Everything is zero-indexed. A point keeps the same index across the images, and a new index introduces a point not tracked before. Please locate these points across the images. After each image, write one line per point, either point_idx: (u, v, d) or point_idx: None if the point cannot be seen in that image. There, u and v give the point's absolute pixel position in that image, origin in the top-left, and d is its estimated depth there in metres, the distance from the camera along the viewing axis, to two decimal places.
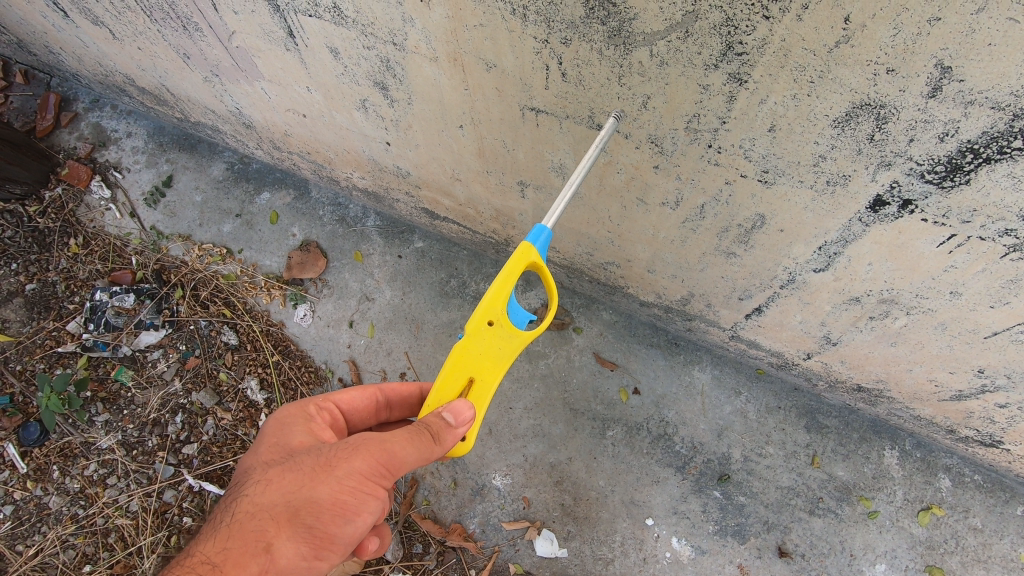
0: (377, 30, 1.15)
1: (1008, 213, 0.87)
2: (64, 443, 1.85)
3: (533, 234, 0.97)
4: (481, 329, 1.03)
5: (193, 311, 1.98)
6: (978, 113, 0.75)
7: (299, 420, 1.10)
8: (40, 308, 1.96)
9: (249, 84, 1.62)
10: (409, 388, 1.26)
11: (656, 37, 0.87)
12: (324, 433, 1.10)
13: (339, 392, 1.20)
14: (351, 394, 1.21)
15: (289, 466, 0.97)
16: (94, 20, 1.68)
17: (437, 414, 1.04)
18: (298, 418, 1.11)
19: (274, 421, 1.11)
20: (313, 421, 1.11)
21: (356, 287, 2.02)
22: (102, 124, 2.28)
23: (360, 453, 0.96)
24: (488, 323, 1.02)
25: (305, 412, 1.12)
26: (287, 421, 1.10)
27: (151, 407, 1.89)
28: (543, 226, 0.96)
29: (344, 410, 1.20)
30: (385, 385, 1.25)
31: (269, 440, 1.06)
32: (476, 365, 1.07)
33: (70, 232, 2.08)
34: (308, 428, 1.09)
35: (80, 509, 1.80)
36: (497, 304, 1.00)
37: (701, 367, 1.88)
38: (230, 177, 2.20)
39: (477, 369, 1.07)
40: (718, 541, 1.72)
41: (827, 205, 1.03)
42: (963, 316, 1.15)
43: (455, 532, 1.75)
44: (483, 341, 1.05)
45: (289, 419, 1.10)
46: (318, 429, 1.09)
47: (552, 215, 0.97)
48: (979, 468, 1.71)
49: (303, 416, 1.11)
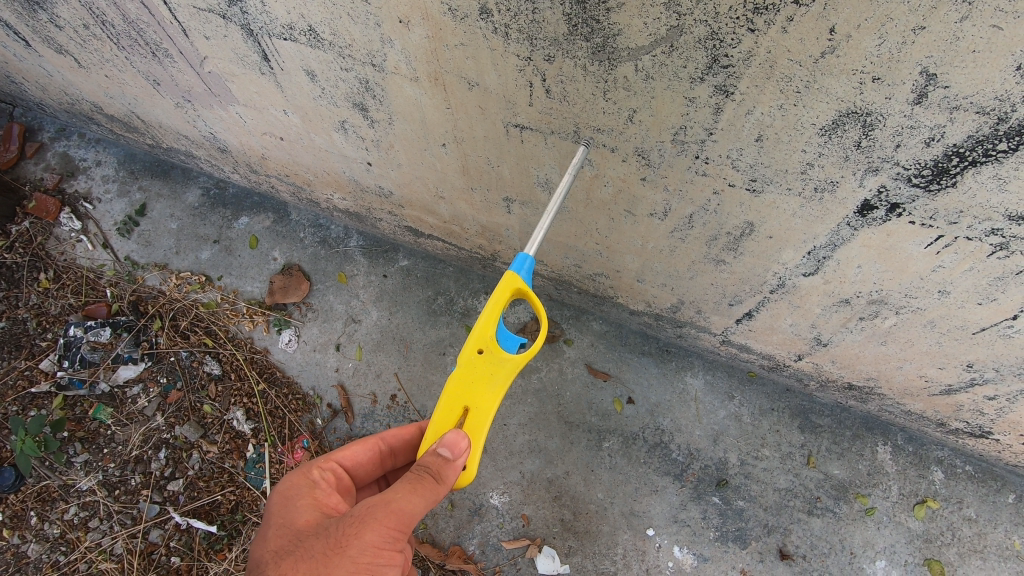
0: (355, 52, 1.13)
1: (993, 214, 0.88)
2: (42, 486, 1.77)
3: (516, 263, 1.01)
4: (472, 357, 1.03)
5: (172, 342, 1.92)
6: (964, 118, 0.76)
7: (304, 489, 1.05)
8: (11, 347, 1.89)
9: (223, 109, 1.58)
10: (408, 432, 1.21)
11: (641, 52, 0.86)
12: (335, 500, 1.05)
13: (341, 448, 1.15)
14: (355, 450, 1.15)
15: (299, 554, 0.92)
16: (58, 48, 1.63)
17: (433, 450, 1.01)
18: (302, 488, 1.05)
19: (278, 496, 1.04)
20: (318, 487, 1.06)
21: (341, 309, 1.98)
22: (70, 153, 2.21)
23: (370, 522, 0.92)
24: (478, 350, 1.03)
25: (308, 477, 1.07)
26: (292, 493, 1.04)
27: (133, 444, 1.82)
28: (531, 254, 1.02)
29: (348, 466, 1.15)
30: (387, 433, 1.20)
31: (276, 523, 0.99)
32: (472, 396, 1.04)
33: (40, 266, 2.01)
34: (314, 499, 1.03)
35: (62, 555, 1.72)
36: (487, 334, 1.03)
37: (693, 373, 1.88)
38: (206, 203, 2.15)
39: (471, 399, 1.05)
40: (720, 547, 1.72)
41: (815, 211, 1.04)
42: (952, 313, 1.16)
43: (454, 554, 1.71)
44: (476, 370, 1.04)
45: (294, 491, 1.04)
46: (327, 497, 1.05)
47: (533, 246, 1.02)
48: (970, 459, 1.73)
49: (307, 482, 1.06)
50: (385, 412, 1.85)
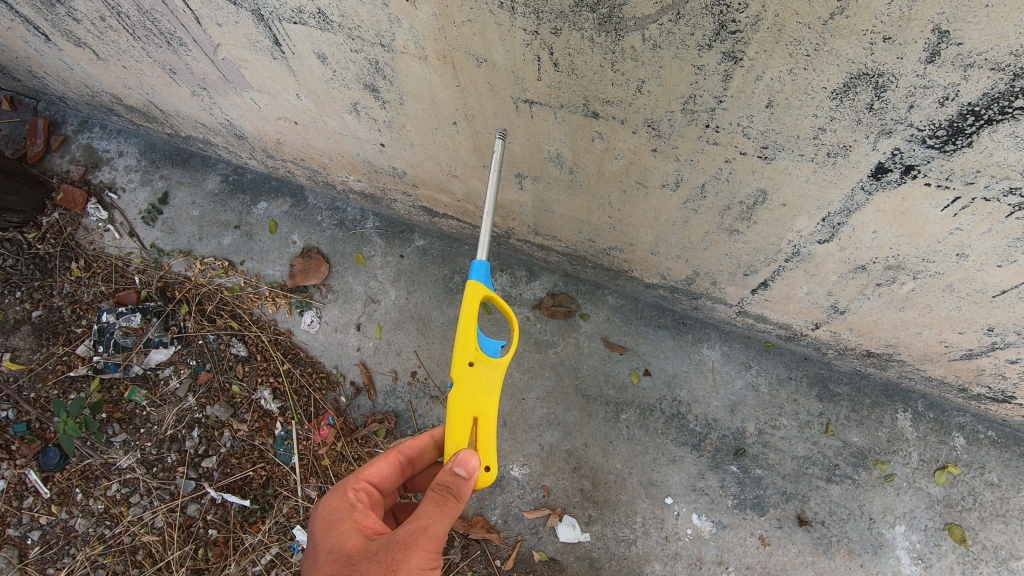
0: (364, 32, 1.14)
1: (1011, 172, 0.87)
2: (85, 465, 1.86)
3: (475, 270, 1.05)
4: (465, 372, 1.07)
5: (200, 325, 1.98)
6: (978, 76, 0.75)
7: (342, 514, 1.06)
8: (49, 334, 1.97)
9: (238, 96, 1.61)
10: (421, 440, 1.20)
11: (648, 20, 0.86)
12: (371, 520, 1.07)
13: (367, 466, 1.14)
14: (376, 465, 1.15)
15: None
16: (77, 41, 1.66)
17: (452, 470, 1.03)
18: (342, 512, 1.07)
19: (319, 520, 1.07)
20: (356, 509, 1.07)
21: (360, 290, 2.03)
22: (93, 145, 2.26)
23: (415, 548, 0.95)
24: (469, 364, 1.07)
25: (347, 500, 1.08)
26: (333, 518, 1.06)
27: (167, 423, 1.90)
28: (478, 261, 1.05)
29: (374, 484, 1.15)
30: (405, 444, 1.19)
31: (323, 547, 1.02)
32: (474, 407, 1.08)
33: (71, 255, 2.07)
34: (355, 522, 1.05)
35: (107, 529, 1.82)
36: (469, 344, 1.07)
37: (710, 344, 1.88)
38: (226, 189, 2.19)
39: (478, 411, 1.08)
40: (738, 514, 1.74)
41: (828, 176, 1.03)
42: (970, 277, 1.15)
43: (477, 524, 1.77)
44: (472, 385, 1.08)
45: (334, 515, 1.06)
46: (364, 519, 1.06)
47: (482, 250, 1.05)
48: (993, 424, 1.72)
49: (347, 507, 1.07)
50: (406, 389, 1.92)
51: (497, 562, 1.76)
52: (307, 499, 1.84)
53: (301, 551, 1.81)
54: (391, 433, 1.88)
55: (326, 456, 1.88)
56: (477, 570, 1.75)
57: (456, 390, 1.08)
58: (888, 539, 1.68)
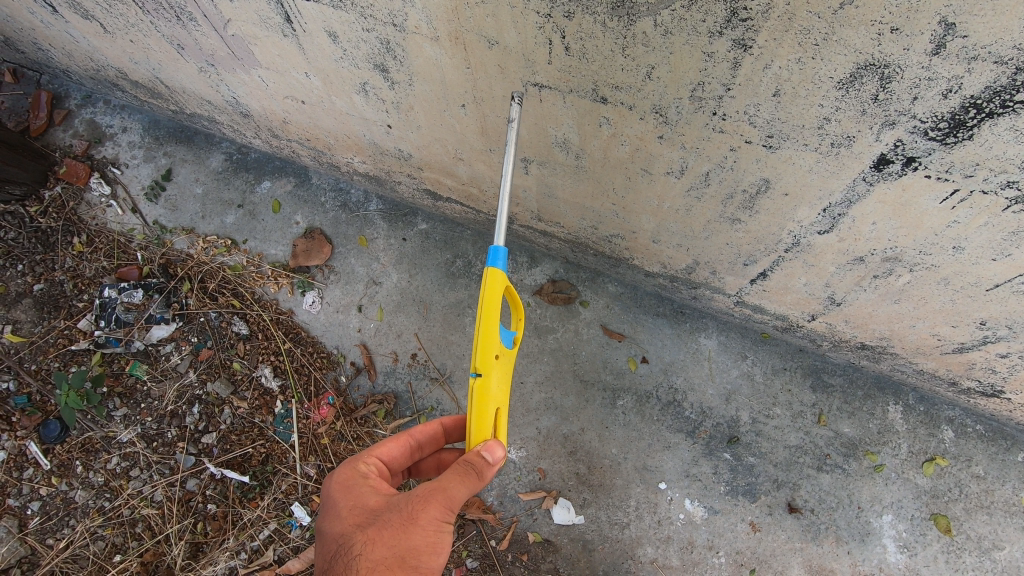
0: (376, 11, 1.15)
1: (1009, 165, 0.89)
2: (85, 438, 1.87)
3: (493, 258, 0.97)
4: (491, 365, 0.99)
5: (202, 303, 2.00)
6: (981, 68, 0.77)
7: (359, 480, 1.08)
8: (50, 307, 1.97)
9: (246, 73, 1.61)
10: (432, 426, 1.23)
11: (660, 6, 0.87)
12: (386, 486, 1.10)
13: (376, 444, 1.17)
14: (387, 445, 1.18)
15: (379, 525, 1.00)
16: (84, 14, 1.66)
17: (475, 452, 1.01)
18: (358, 479, 1.09)
19: (335, 485, 1.08)
20: (371, 477, 1.10)
21: (362, 272, 2.04)
22: (96, 120, 2.25)
23: (434, 502, 1.00)
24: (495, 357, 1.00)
25: (359, 471, 1.10)
26: (350, 482, 1.08)
27: (168, 399, 1.91)
28: (496, 248, 0.97)
29: (386, 461, 1.17)
30: (415, 428, 1.22)
31: (343, 505, 1.05)
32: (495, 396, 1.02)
33: (74, 230, 2.08)
34: (371, 486, 1.08)
35: (106, 501, 1.84)
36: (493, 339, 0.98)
37: (707, 333, 1.91)
38: (229, 168, 2.19)
39: (496, 398, 1.03)
40: (729, 500, 1.78)
41: (831, 166, 1.05)
42: (964, 270, 1.18)
43: (474, 505, 1.80)
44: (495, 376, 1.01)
45: (351, 480, 1.08)
46: (380, 483, 1.09)
47: (499, 236, 0.99)
48: (981, 418, 1.76)
49: (360, 474, 1.09)
50: (406, 370, 1.94)
51: (492, 541, 1.79)
52: (305, 476, 1.86)
53: (298, 527, 1.84)
54: (390, 414, 1.91)
55: (325, 434, 1.90)
56: (471, 549, 1.79)
57: (482, 385, 0.98)
58: (875, 528, 1.72)
